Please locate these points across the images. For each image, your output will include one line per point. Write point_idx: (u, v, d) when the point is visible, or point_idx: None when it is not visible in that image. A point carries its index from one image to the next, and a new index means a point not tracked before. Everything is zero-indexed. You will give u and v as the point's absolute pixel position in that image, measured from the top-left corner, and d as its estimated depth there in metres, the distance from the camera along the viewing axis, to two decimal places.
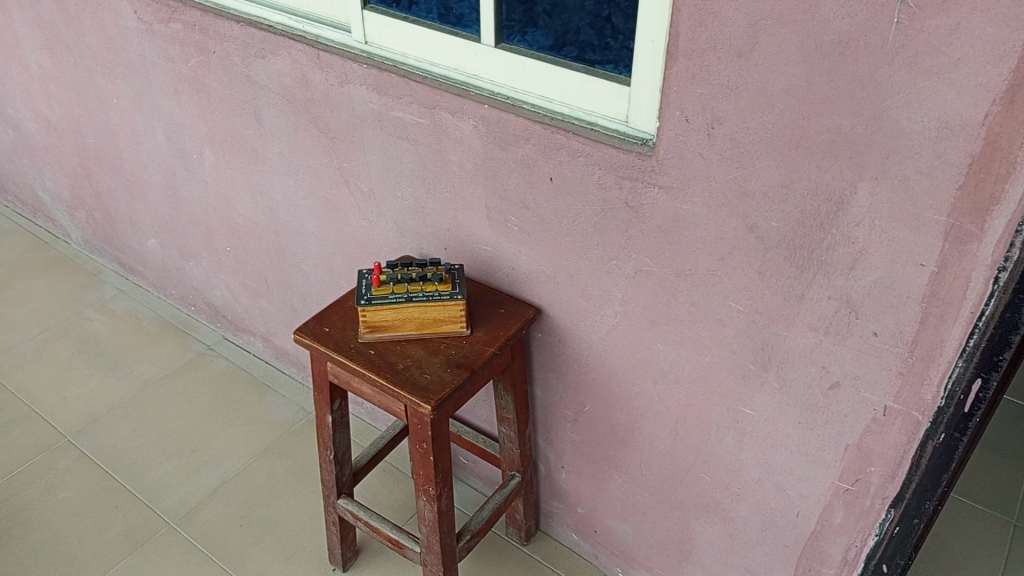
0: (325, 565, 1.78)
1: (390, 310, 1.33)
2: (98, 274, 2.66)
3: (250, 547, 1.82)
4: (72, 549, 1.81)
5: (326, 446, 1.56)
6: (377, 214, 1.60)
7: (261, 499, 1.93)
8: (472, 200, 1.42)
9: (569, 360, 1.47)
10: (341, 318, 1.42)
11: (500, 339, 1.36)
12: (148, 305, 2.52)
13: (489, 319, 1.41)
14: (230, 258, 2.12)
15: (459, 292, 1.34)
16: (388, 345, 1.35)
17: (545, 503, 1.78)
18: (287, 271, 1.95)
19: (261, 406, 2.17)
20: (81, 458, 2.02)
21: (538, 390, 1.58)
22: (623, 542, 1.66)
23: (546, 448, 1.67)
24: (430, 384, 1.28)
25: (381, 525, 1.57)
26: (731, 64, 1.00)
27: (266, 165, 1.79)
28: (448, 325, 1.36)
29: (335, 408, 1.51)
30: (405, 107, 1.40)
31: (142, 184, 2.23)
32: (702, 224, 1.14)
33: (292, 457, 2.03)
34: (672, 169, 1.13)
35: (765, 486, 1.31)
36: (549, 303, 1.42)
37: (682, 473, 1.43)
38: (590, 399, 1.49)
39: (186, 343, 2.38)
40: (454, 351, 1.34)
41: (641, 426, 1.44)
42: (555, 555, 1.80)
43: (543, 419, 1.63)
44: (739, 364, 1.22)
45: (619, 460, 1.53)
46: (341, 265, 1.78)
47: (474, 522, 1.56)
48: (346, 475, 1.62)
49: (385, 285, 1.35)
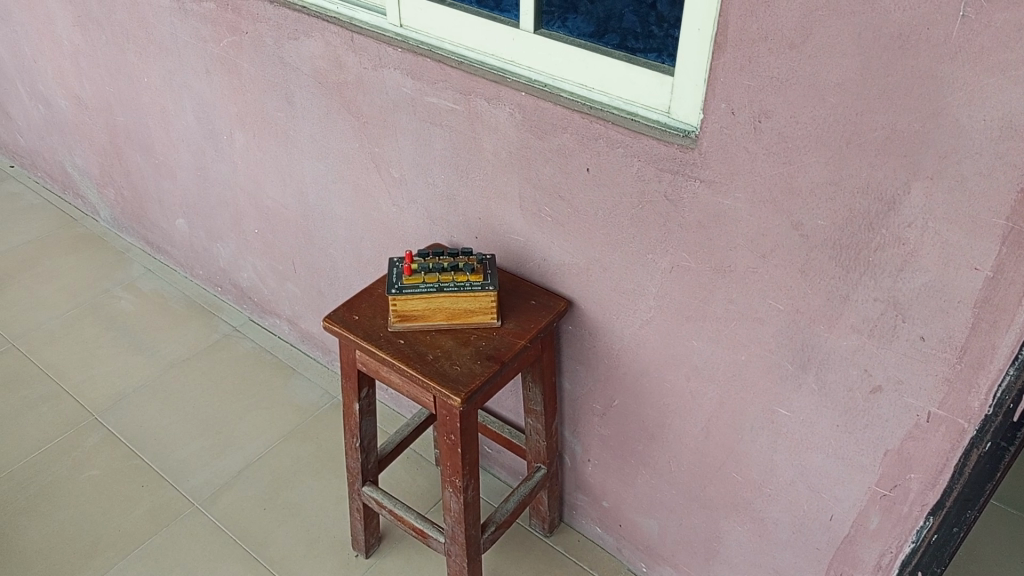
0: (348, 551, 1.77)
1: (420, 300, 1.31)
2: (126, 252, 2.66)
3: (274, 531, 1.82)
4: (98, 528, 1.82)
5: (353, 433, 1.54)
6: (407, 200, 1.58)
7: (286, 482, 1.93)
8: (504, 188, 1.39)
9: (600, 355, 1.45)
10: (371, 306, 1.39)
11: (531, 331, 1.34)
12: (175, 285, 2.52)
13: (520, 310, 1.38)
14: (258, 241, 2.11)
15: (490, 283, 1.32)
16: (418, 334, 1.34)
17: (570, 495, 1.77)
18: (315, 255, 1.94)
19: (286, 389, 2.17)
20: (109, 436, 2.03)
21: (566, 381, 1.56)
22: (648, 538, 1.64)
23: (573, 441, 1.65)
24: (459, 376, 1.26)
25: (405, 514, 1.56)
26: (783, 56, 0.96)
27: (297, 148, 1.77)
28: (478, 316, 1.34)
29: (363, 397, 1.49)
30: (440, 93, 1.37)
31: (171, 164, 2.23)
32: (743, 219, 1.11)
33: (317, 441, 2.03)
34: (715, 163, 1.10)
35: (799, 488, 1.28)
36: (581, 295, 1.40)
37: (712, 471, 1.40)
38: (620, 394, 1.47)
39: (212, 324, 2.38)
40: (484, 343, 1.32)
41: (672, 422, 1.41)
42: (578, 548, 1.78)
43: (570, 413, 1.61)
44: (777, 364, 1.19)
45: (648, 455, 1.50)
46: (369, 251, 1.77)
47: (499, 514, 1.55)
48: (371, 462, 1.61)
49: (416, 274, 1.33)
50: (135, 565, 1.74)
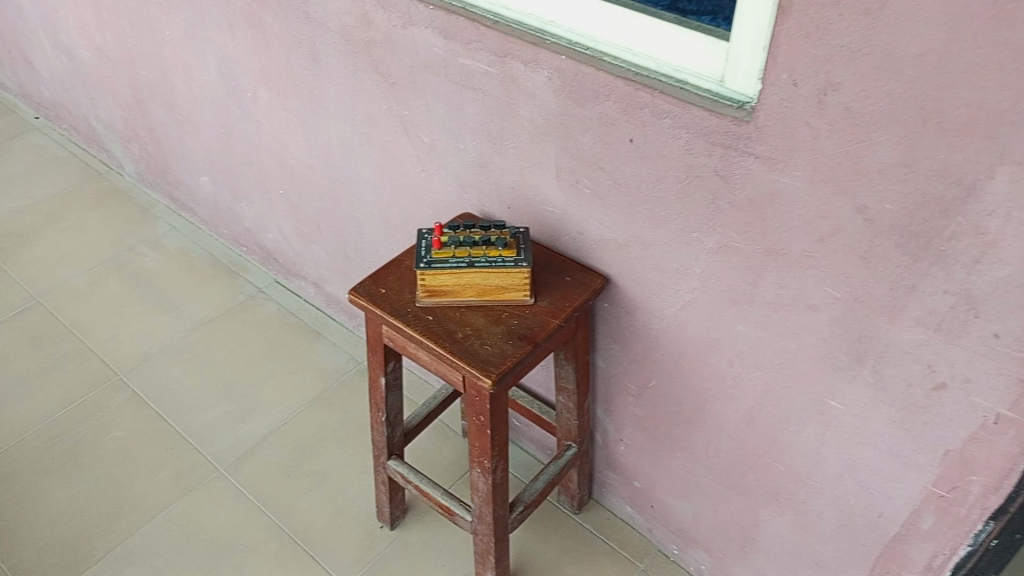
0: (372, 522, 1.74)
1: (450, 275, 1.24)
2: (151, 208, 2.62)
3: (298, 499, 1.79)
4: (122, 491, 1.81)
5: (378, 408, 1.48)
6: (437, 166, 1.51)
7: (310, 449, 1.89)
8: (540, 158, 1.31)
9: (637, 334, 1.38)
10: (398, 279, 1.32)
11: (566, 310, 1.27)
12: (200, 243, 2.48)
13: (554, 286, 1.31)
14: (282, 202, 2.05)
15: (524, 259, 1.25)
16: (447, 311, 1.27)
17: (600, 472, 1.72)
18: (341, 220, 1.88)
19: (311, 354, 2.12)
20: (133, 398, 2.01)
21: (600, 359, 1.49)
22: (682, 521, 1.59)
23: (605, 419, 1.59)
24: (490, 356, 1.20)
25: (431, 490, 1.52)
26: (856, 23, 0.87)
27: (322, 108, 1.70)
28: (511, 293, 1.27)
29: (389, 370, 1.42)
30: (474, 54, 1.29)
31: (195, 120, 2.16)
32: (802, 200, 1.03)
33: (342, 407, 1.99)
34: (772, 138, 1.01)
35: (846, 483, 1.21)
36: (620, 272, 1.32)
37: (753, 459, 1.34)
38: (657, 375, 1.41)
39: (237, 285, 2.33)
40: (516, 321, 1.25)
41: (712, 407, 1.35)
42: (608, 525, 1.74)
43: (604, 391, 1.54)
44: (830, 354, 1.11)
45: (685, 439, 1.44)
46: (397, 218, 1.70)
47: (527, 493, 1.50)
48: (398, 436, 1.56)
49: (445, 248, 1.26)
50: (159, 530, 1.73)
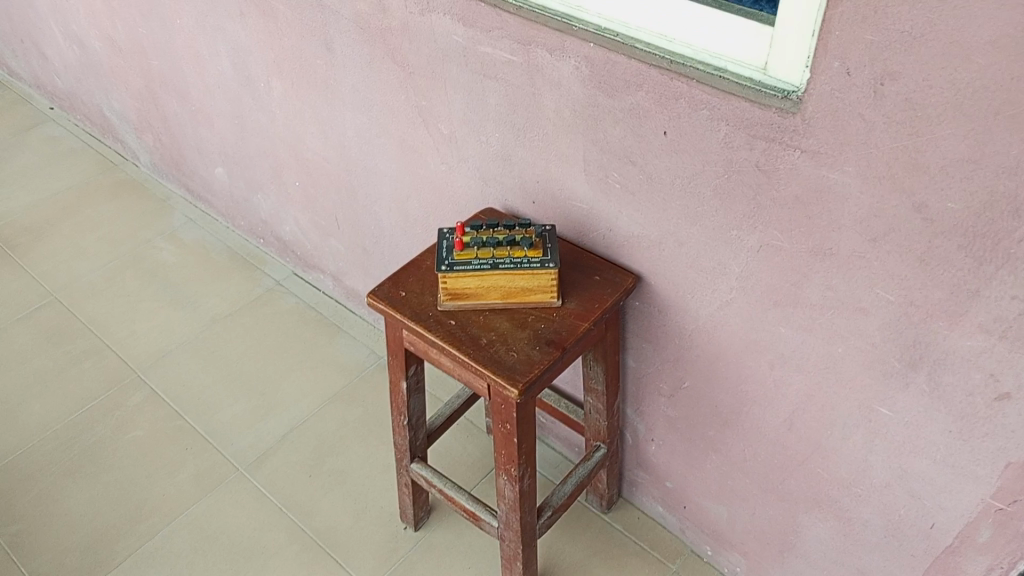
0: (395, 523, 1.69)
1: (474, 277, 1.18)
2: (167, 199, 2.57)
3: (320, 499, 1.74)
4: (142, 492, 1.77)
5: (400, 411, 1.42)
6: (458, 159, 1.44)
7: (332, 447, 1.84)
8: (567, 151, 1.24)
9: (670, 334, 1.32)
10: (419, 281, 1.26)
11: (596, 312, 1.20)
12: (216, 235, 2.43)
13: (582, 286, 1.24)
14: (299, 194, 1.99)
15: (550, 259, 1.18)
16: (470, 314, 1.21)
17: (630, 471, 1.66)
18: (359, 213, 1.82)
19: (330, 349, 2.07)
20: (151, 396, 1.97)
21: (630, 358, 1.43)
22: (716, 523, 1.53)
23: (636, 419, 1.53)
24: (517, 364, 1.13)
25: (456, 495, 1.46)
26: (919, 7, 0.79)
27: (337, 98, 1.63)
28: (537, 295, 1.21)
29: (411, 374, 1.36)
30: (495, 42, 1.22)
31: (207, 110, 2.11)
32: (852, 197, 0.95)
33: (363, 404, 1.94)
34: (821, 130, 0.93)
35: (896, 492, 1.15)
36: (652, 270, 1.25)
37: (794, 465, 1.27)
38: (691, 375, 1.34)
39: (254, 278, 2.28)
40: (543, 325, 1.19)
41: (750, 410, 1.28)
42: (638, 526, 1.68)
43: (634, 391, 1.48)
44: (881, 360, 1.04)
45: (720, 441, 1.38)
46: (417, 212, 1.64)
47: (556, 497, 1.45)
48: (421, 438, 1.51)
49: (468, 249, 1.20)
50: (179, 533, 1.69)
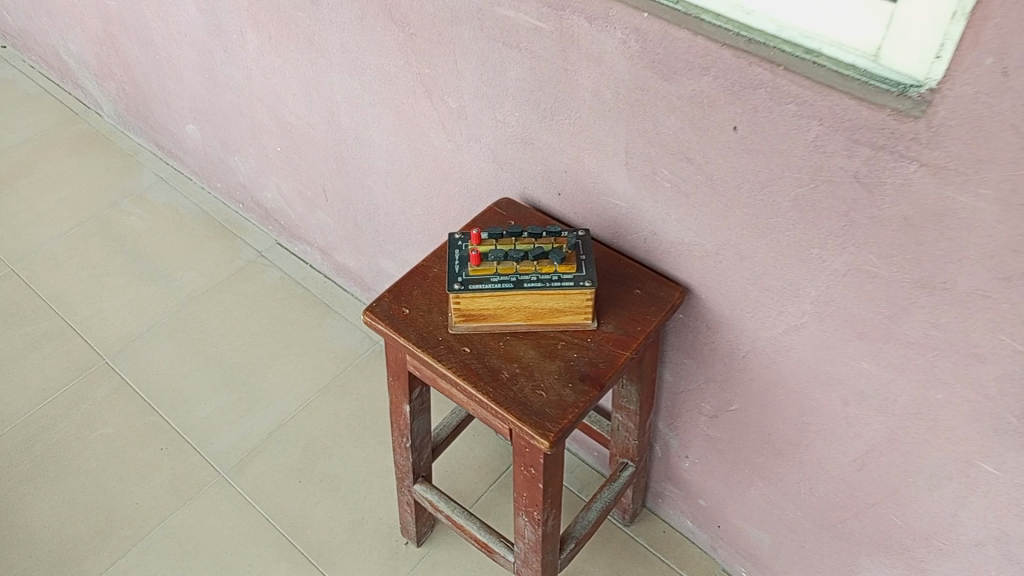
0: (396, 537, 1.53)
1: (493, 298, 0.98)
2: (135, 155, 2.32)
3: (311, 509, 1.57)
4: (113, 499, 1.59)
5: (401, 433, 1.24)
6: (467, 138, 1.22)
7: (324, 448, 1.66)
8: (604, 140, 1.02)
9: (719, 352, 1.12)
10: (425, 295, 1.06)
11: (638, 339, 1.00)
12: (191, 198, 2.19)
13: (620, 303, 1.04)
14: (281, 161, 1.76)
15: (586, 276, 0.98)
16: (488, 340, 1.01)
17: (657, 483, 1.49)
18: (350, 186, 1.60)
19: (319, 332, 1.87)
20: (121, 387, 1.77)
21: (667, 372, 1.24)
22: (755, 548, 1.37)
23: (668, 433, 1.35)
24: (546, 407, 0.94)
25: (466, 523, 1.29)
26: None
27: (323, 58, 1.40)
28: (568, 317, 1.01)
29: (414, 396, 1.17)
30: (519, 4, 0.99)
31: (175, 62, 1.86)
32: (984, 227, 0.75)
33: (357, 397, 1.75)
34: (953, 141, 0.72)
35: (988, 552, 0.99)
36: (702, 283, 1.05)
37: (860, 506, 1.11)
38: (741, 399, 1.15)
39: (234, 249, 2.06)
40: (576, 354, 0.99)
41: (811, 444, 1.10)
42: (664, 540, 1.52)
43: (669, 405, 1.30)
44: (994, 414, 0.87)
45: (770, 469, 1.20)
46: (417, 191, 1.42)
47: (579, 526, 1.28)
48: (425, 457, 1.33)
49: (485, 263, 0.99)
50: (155, 548, 1.52)
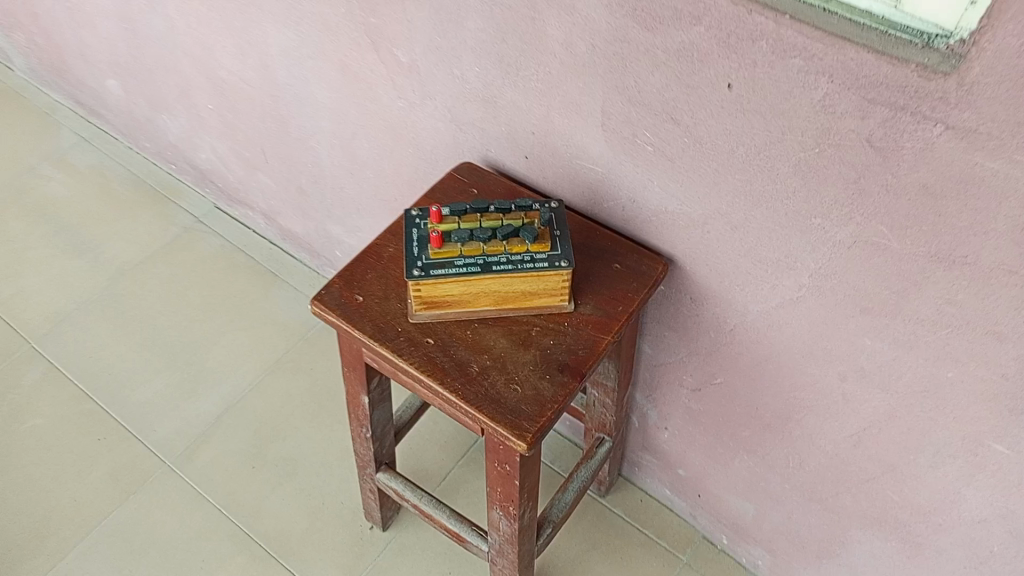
0: (359, 521, 1.44)
1: (458, 284, 0.87)
2: (51, 112, 2.12)
3: (267, 497, 1.47)
4: (48, 497, 1.47)
5: (361, 423, 1.14)
6: (421, 96, 1.09)
7: (278, 430, 1.56)
8: (578, 98, 0.91)
9: (704, 325, 1.04)
10: (381, 280, 0.95)
11: (620, 320, 0.91)
12: (117, 159, 2.02)
13: (599, 281, 0.95)
14: (213, 119, 1.60)
15: (561, 255, 0.88)
16: (454, 329, 0.91)
17: (633, 453, 1.42)
18: (291, 147, 1.46)
19: (266, 303, 1.75)
20: (51, 373, 1.63)
21: (646, 344, 1.16)
22: (738, 518, 1.31)
23: (646, 405, 1.27)
24: (522, 403, 0.85)
25: (435, 511, 1.21)
26: None
27: (254, 6, 1.24)
28: (542, 300, 0.91)
29: (373, 387, 1.07)
30: None
31: (87, 10, 1.67)
32: (1016, 197, 0.67)
33: (311, 372, 1.64)
34: (987, 101, 0.64)
35: (992, 529, 0.94)
36: (688, 254, 0.96)
37: (855, 482, 1.05)
38: (727, 372, 1.08)
39: (168, 215, 1.91)
40: (552, 341, 0.90)
41: (803, 419, 1.04)
42: (641, 510, 1.46)
43: (647, 378, 1.22)
44: (1010, 394, 0.80)
45: (757, 443, 1.14)
46: (366, 153, 1.29)
47: (555, 509, 1.20)
48: (387, 443, 1.23)
49: (448, 245, 0.88)
50: (99, 546, 1.41)
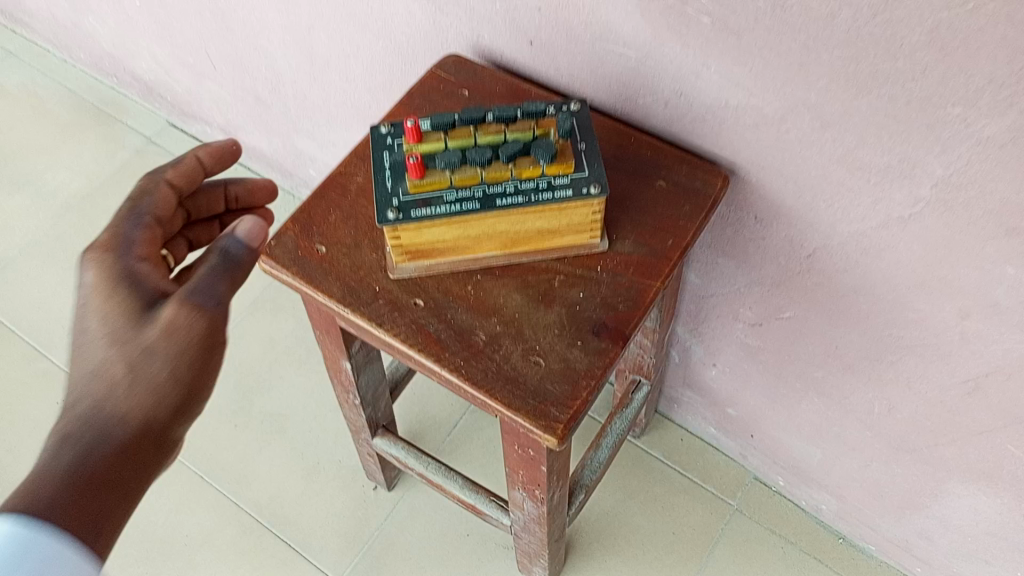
0: (361, 482, 1.26)
1: (450, 226, 0.64)
2: None
3: (254, 459, 1.29)
4: None
5: (346, 390, 0.93)
6: None
7: (261, 381, 1.37)
8: None
9: (770, 252, 0.81)
10: (349, 222, 0.71)
11: (670, 259, 0.68)
12: (50, 74, 1.74)
13: (638, 207, 0.72)
14: (145, 19, 1.33)
15: (589, 178, 0.64)
16: (451, 283, 0.68)
17: (671, 389, 1.21)
18: (238, 48, 1.19)
19: None
20: None
21: (691, 273, 0.93)
22: (798, 461, 1.12)
23: (689, 339, 1.06)
24: (547, 381, 0.63)
25: (445, 482, 1.01)
26: None
27: None
28: (566, 237, 0.68)
29: (355, 351, 0.86)
30: None
31: None
32: None
33: (295, 312, 1.44)
34: None
35: None
36: (754, 162, 0.72)
37: (962, 432, 0.84)
38: (798, 306, 0.85)
39: (115, 137, 1.65)
40: (582, 292, 0.67)
41: (899, 361, 0.82)
42: (682, 451, 1.26)
43: (691, 310, 1.00)
44: None
45: (833, 386, 0.93)
46: (326, 49, 1.03)
47: (589, 471, 1.00)
48: (383, 405, 1.03)
49: (431, 173, 0.64)
50: None
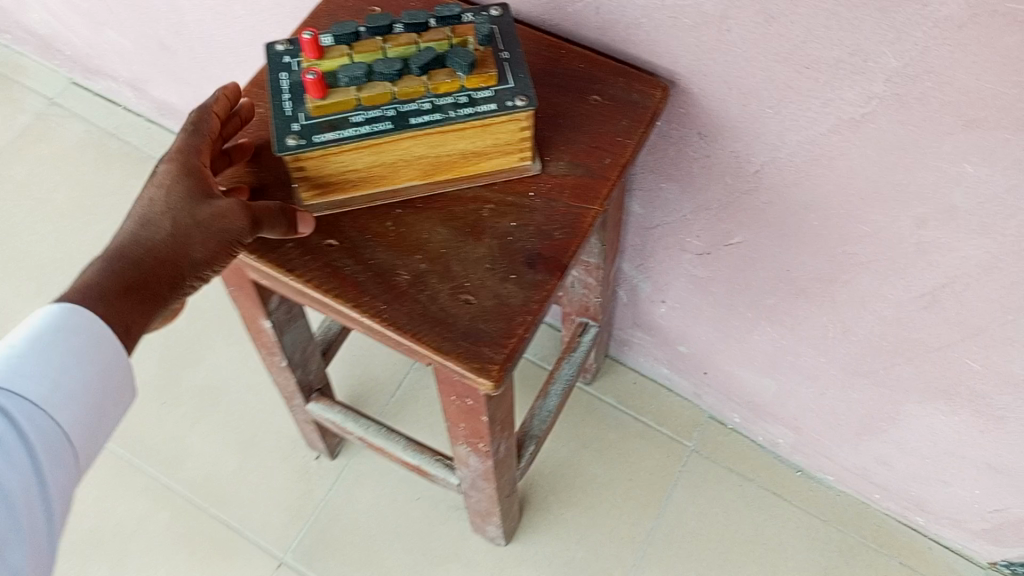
0: (301, 452, 1.19)
1: (360, 150, 0.57)
2: None
3: (185, 436, 1.21)
4: None
5: (270, 352, 0.86)
6: None
7: (187, 354, 1.28)
8: None
9: (717, 170, 0.75)
10: (252, 159, 0.64)
11: (608, 180, 0.62)
12: None
13: (572, 125, 0.65)
14: None
15: (513, 89, 0.57)
16: (369, 220, 0.61)
17: (621, 331, 1.16)
18: None
19: None
20: None
21: (635, 202, 0.87)
22: (753, 396, 1.09)
23: (636, 276, 1.01)
24: (479, 321, 0.57)
25: (387, 444, 0.94)
26: None
27: None
28: (493, 161, 0.61)
29: (275, 308, 0.78)
30: None
31: None
32: None
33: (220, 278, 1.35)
34: None
35: None
36: (695, 68, 0.66)
37: (920, 351, 0.81)
38: (748, 229, 0.80)
39: (12, 100, 1.52)
40: (514, 222, 0.61)
41: (854, 280, 0.78)
42: (635, 395, 1.22)
43: (637, 244, 0.94)
44: None
45: (786, 312, 0.88)
46: None
47: (538, 421, 0.95)
48: (315, 367, 0.95)
49: (335, 92, 0.56)
50: None
